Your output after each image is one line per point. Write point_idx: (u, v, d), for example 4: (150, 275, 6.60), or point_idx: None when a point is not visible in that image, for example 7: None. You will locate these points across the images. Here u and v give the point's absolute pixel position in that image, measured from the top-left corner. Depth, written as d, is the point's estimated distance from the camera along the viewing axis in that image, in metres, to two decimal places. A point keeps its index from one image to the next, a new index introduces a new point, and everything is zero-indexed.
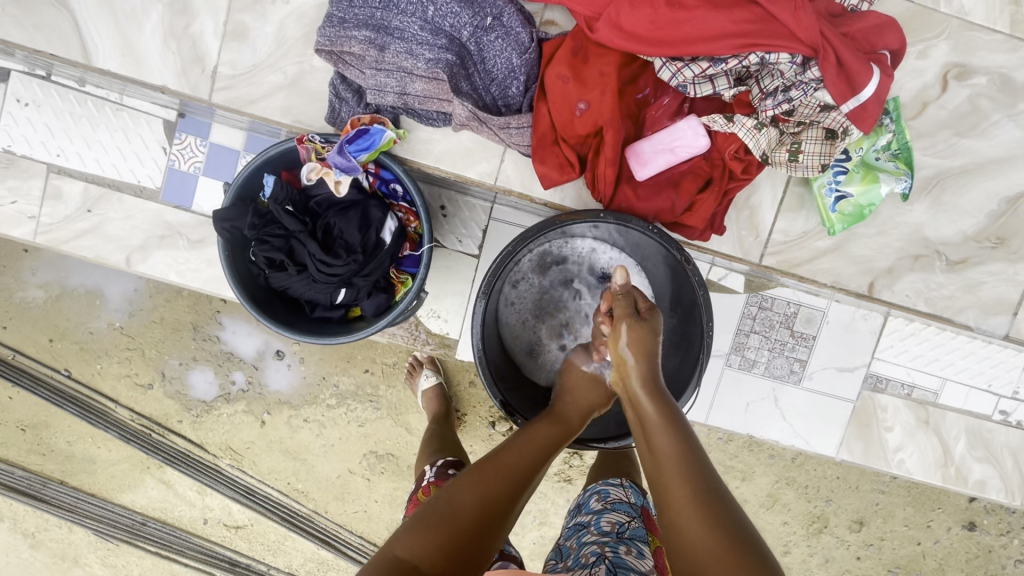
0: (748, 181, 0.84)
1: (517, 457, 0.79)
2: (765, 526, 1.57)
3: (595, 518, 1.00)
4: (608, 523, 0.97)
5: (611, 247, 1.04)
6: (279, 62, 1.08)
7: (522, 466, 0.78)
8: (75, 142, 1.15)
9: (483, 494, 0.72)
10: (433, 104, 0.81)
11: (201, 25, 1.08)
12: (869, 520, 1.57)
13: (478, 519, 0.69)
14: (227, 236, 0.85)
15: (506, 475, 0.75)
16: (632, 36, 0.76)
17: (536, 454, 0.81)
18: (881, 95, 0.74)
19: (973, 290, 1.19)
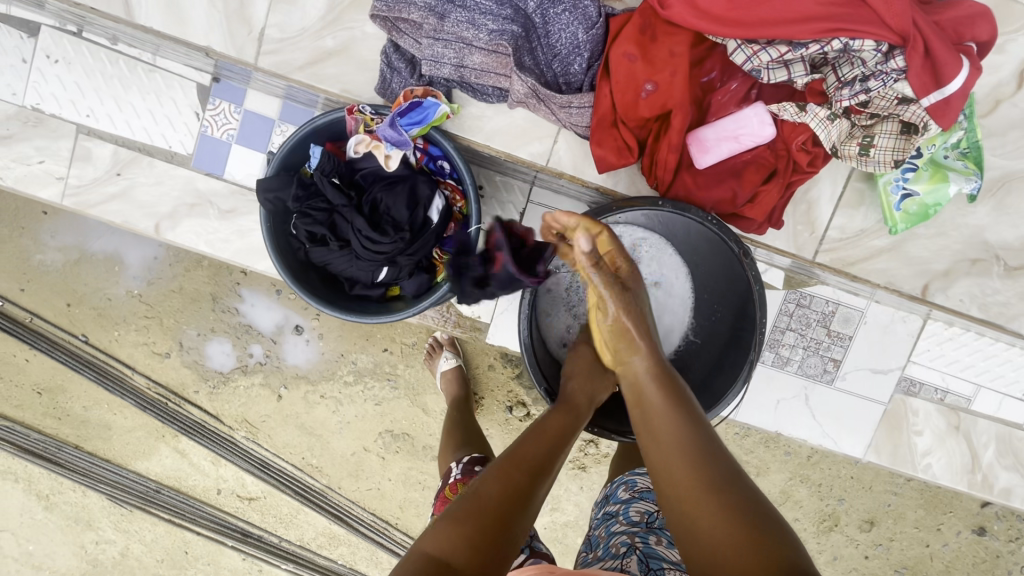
0: (812, 176, 0.81)
1: (535, 447, 0.77)
2: None
3: (624, 509, 0.97)
4: (637, 513, 0.94)
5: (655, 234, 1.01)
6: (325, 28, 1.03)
7: (542, 455, 0.76)
8: (106, 103, 1.11)
9: (506, 487, 0.70)
10: (490, 79, 0.78)
11: None
12: (880, 519, 1.58)
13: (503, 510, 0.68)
14: (270, 206, 0.82)
15: (530, 471, 0.73)
16: (706, 14, 0.72)
17: (555, 443, 0.79)
18: (967, 90, 0.70)
19: None
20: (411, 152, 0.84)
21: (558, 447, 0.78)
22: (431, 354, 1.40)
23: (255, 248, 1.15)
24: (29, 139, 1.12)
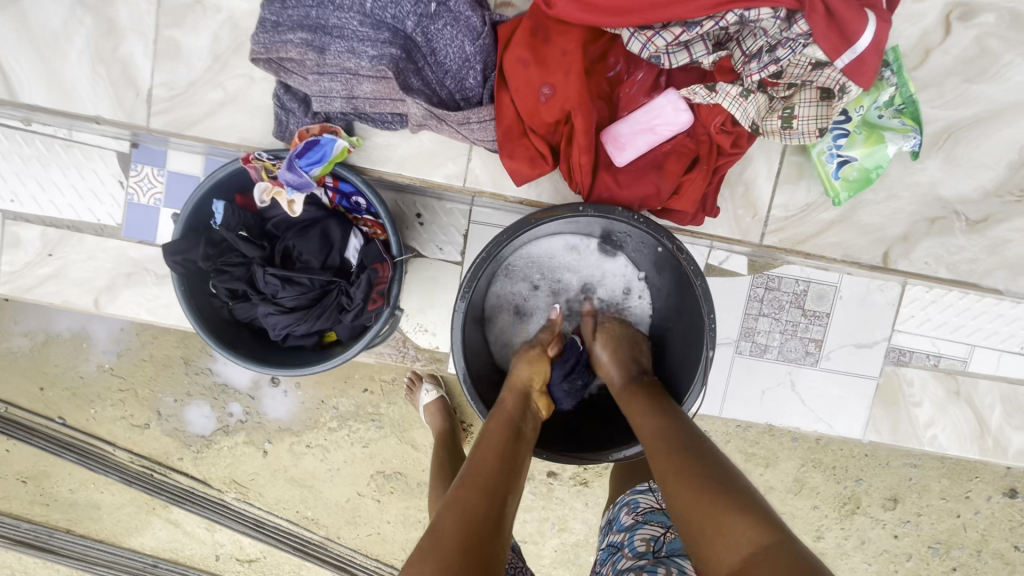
0: (737, 157, 0.77)
1: (490, 458, 0.70)
2: (793, 512, 1.49)
3: (627, 538, 0.76)
4: (641, 541, 0.74)
5: (608, 247, 0.94)
6: (212, 77, 1.03)
7: (500, 465, 0.70)
8: (29, 185, 1.08)
9: (469, 503, 0.64)
10: (386, 106, 0.75)
11: (119, 44, 1.01)
12: (903, 496, 1.49)
13: (470, 530, 0.61)
14: (182, 271, 0.78)
15: (488, 488, 0.66)
16: (596, 8, 0.68)
17: (508, 452, 0.72)
18: (881, 43, 0.66)
19: (998, 250, 1.11)
20: (323, 192, 0.81)
21: (513, 450, 0.73)
22: (409, 389, 1.15)
23: None
24: None
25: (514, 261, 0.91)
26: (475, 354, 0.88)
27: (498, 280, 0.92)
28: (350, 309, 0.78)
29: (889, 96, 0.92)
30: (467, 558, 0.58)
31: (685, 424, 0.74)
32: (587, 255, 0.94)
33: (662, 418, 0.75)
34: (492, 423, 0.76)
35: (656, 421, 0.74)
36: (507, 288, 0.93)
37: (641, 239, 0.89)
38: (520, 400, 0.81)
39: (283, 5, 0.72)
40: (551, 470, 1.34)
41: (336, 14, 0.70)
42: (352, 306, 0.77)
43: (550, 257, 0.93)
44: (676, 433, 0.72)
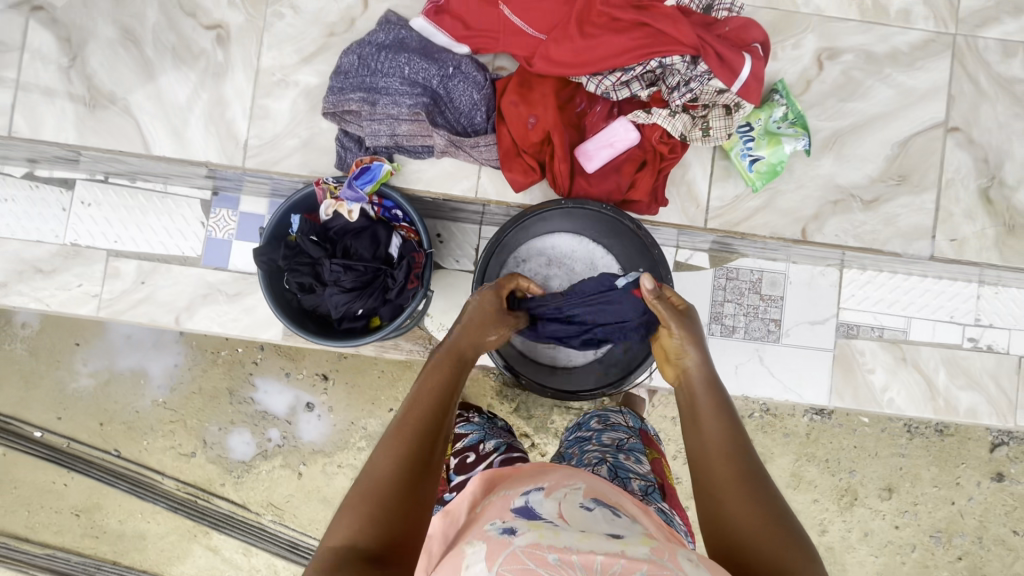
0: (676, 160, 1.04)
1: (423, 406, 0.72)
2: None
3: (596, 435, 1.00)
4: (608, 439, 0.98)
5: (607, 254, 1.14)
6: None
7: (431, 410, 0.72)
8: (130, 229, 1.37)
9: (402, 453, 0.67)
10: (419, 140, 1.03)
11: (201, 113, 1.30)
12: (898, 486, 1.80)
13: (401, 474, 0.65)
14: (266, 267, 1.04)
15: (421, 436, 0.69)
16: (561, 63, 0.98)
17: (440, 394, 0.74)
18: (758, 74, 0.94)
19: None
20: (370, 207, 1.07)
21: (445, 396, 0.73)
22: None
23: (260, 320, 1.36)
24: (69, 269, 1.36)
25: (524, 248, 1.12)
26: None
27: (507, 261, 1.13)
28: (393, 289, 1.03)
29: None
30: (396, 503, 0.63)
31: (749, 441, 0.72)
32: (588, 258, 1.15)
33: (727, 429, 0.72)
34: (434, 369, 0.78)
35: (723, 434, 0.72)
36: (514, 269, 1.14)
37: (627, 250, 1.11)
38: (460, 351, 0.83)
39: (345, 76, 1.02)
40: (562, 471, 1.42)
41: (383, 79, 1.01)
42: (396, 283, 1.02)
43: (556, 253, 1.15)
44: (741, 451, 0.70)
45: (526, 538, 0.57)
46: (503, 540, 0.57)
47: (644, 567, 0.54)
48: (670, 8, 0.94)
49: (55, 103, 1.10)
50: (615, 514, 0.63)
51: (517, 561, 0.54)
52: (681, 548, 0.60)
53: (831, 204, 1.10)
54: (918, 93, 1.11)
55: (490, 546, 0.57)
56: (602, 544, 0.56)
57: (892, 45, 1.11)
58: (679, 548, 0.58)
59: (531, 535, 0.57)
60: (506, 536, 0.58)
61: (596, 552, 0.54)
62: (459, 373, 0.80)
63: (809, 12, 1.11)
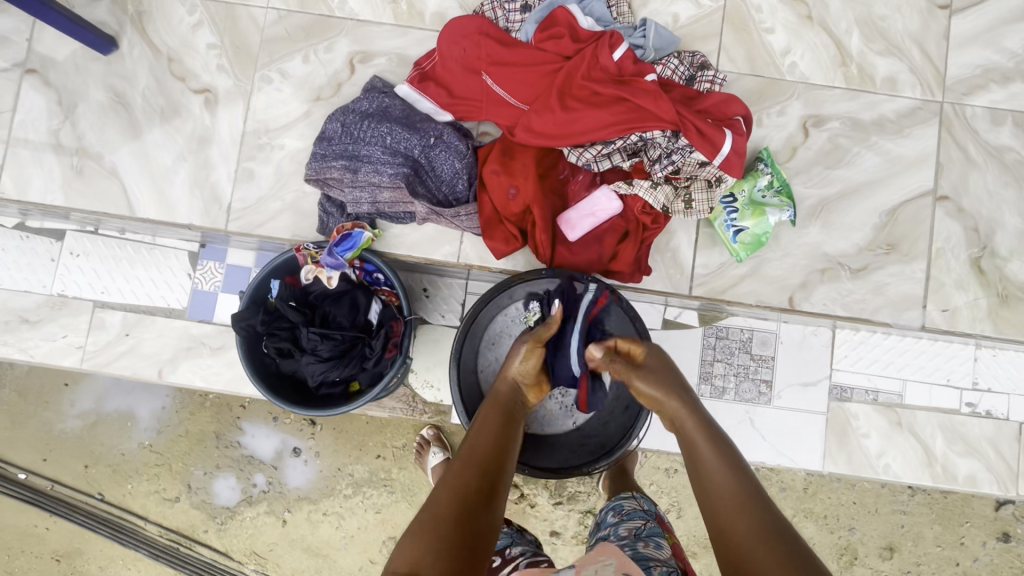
0: (659, 230, 1.03)
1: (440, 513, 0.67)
2: None
3: (614, 529, 0.98)
4: (625, 529, 0.96)
5: None
6: None
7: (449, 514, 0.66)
8: (117, 279, 1.36)
9: None
10: (400, 206, 1.03)
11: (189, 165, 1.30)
12: (898, 544, 1.68)
13: None
14: (245, 334, 1.03)
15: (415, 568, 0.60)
16: (543, 135, 0.97)
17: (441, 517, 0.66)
18: (739, 149, 0.94)
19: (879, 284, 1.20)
20: (352, 271, 1.06)
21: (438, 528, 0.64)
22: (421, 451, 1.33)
23: (243, 374, 1.35)
24: (54, 320, 1.36)
25: (513, 306, 1.10)
26: (467, 383, 1.09)
27: (496, 316, 1.12)
28: (371, 357, 1.02)
29: (767, 181, 1.04)
30: None
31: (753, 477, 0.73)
32: None
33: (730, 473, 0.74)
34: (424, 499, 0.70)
35: (723, 472, 0.74)
36: (501, 324, 1.12)
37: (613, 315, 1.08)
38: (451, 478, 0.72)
39: (329, 142, 1.02)
40: (553, 528, 1.35)
41: (366, 147, 1.01)
42: (373, 354, 1.01)
43: None
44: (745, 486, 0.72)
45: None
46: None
47: None
48: (650, 83, 0.94)
49: (44, 164, 1.11)
50: None
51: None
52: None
53: (819, 273, 1.09)
54: (906, 161, 1.10)
55: None
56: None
57: (878, 112, 1.11)
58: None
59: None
60: None
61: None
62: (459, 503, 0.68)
63: (795, 80, 1.11)
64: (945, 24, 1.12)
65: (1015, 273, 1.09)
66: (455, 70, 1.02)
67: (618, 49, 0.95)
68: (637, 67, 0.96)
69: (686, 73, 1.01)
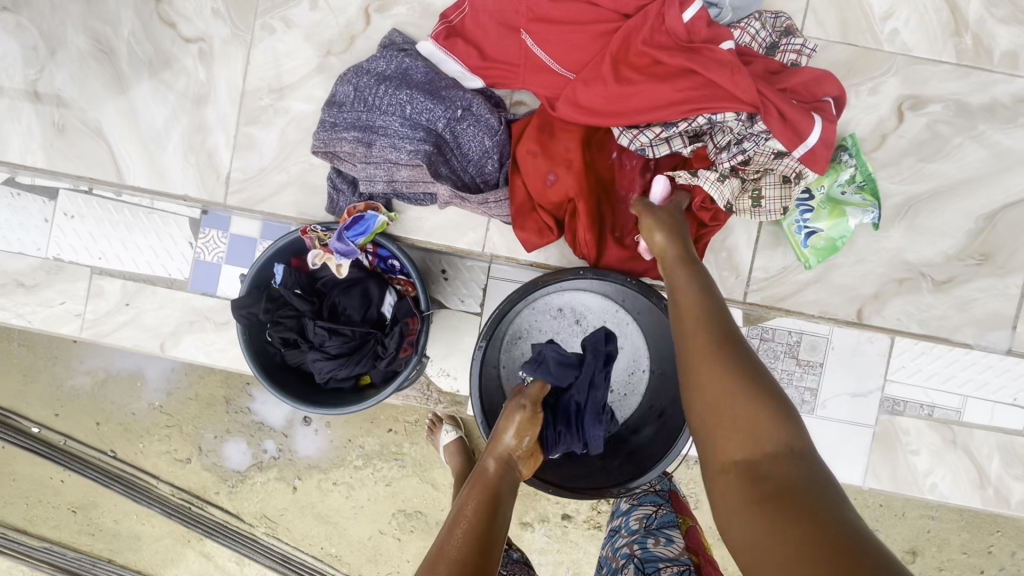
0: (717, 228, 0.88)
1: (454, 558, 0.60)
2: None
3: (625, 521, 0.92)
4: (636, 520, 0.90)
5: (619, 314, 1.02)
6: None
7: (467, 553, 0.61)
8: (114, 245, 1.27)
9: None
10: (420, 187, 0.90)
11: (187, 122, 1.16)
12: (923, 550, 1.65)
13: None
14: (246, 322, 0.92)
15: None
16: (590, 111, 0.82)
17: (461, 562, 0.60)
18: (827, 139, 0.78)
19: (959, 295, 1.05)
20: (365, 257, 0.95)
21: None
22: (432, 430, 1.26)
23: None
24: (51, 285, 1.28)
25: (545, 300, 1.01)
26: (488, 387, 0.99)
27: (524, 311, 1.02)
28: (384, 357, 0.91)
29: (849, 176, 0.89)
30: None
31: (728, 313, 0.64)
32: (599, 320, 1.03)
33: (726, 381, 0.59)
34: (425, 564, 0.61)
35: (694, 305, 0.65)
36: (530, 319, 1.02)
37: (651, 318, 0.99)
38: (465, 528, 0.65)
39: (340, 110, 0.88)
40: (565, 512, 1.25)
41: (382, 117, 0.87)
42: (386, 353, 0.90)
43: (567, 309, 1.03)
44: (719, 320, 0.63)
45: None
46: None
47: None
48: (727, 53, 0.77)
49: (23, 119, 0.99)
50: None
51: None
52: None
53: (896, 283, 0.95)
54: (1017, 156, 0.93)
55: None
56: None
57: (991, 95, 0.93)
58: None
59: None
60: None
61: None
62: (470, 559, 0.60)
63: (894, 52, 0.92)
64: None
65: None
66: (490, 25, 0.86)
67: (690, 7, 0.77)
68: (711, 31, 0.79)
69: (768, 40, 0.84)
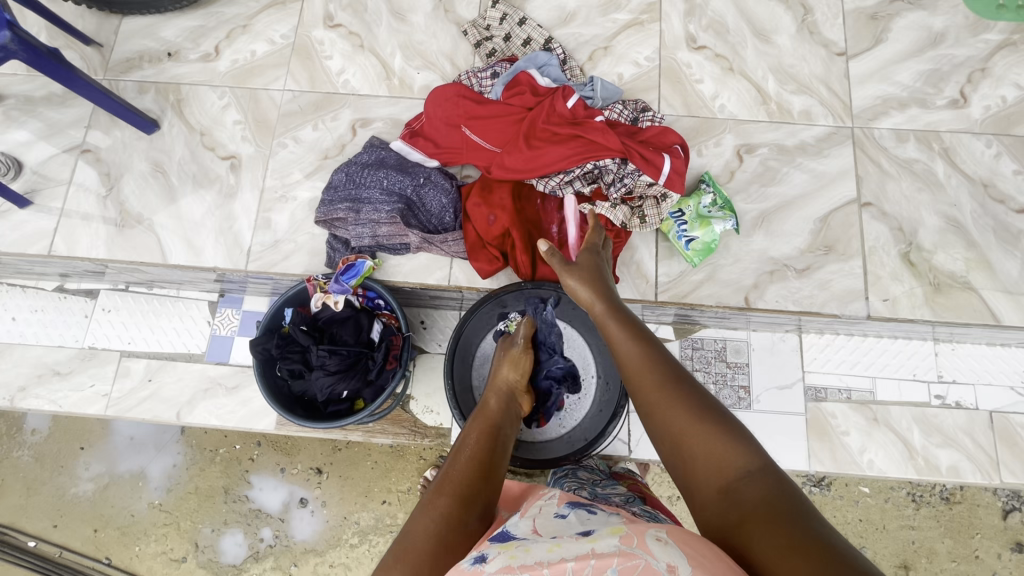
0: (622, 244, 1.19)
1: (462, 480, 0.76)
2: None
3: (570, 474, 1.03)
4: (584, 475, 1.02)
5: None
6: None
7: (470, 476, 0.76)
8: (142, 331, 1.50)
9: (419, 534, 0.67)
10: (397, 238, 1.20)
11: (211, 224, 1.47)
12: (915, 563, 1.53)
13: (437, 540, 0.67)
14: (261, 357, 1.14)
15: (452, 517, 0.70)
16: (515, 171, 1.16)
17: (472, 475, 0.77)
18: (678, 169, 1.13)
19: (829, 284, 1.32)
20: (355, 298, 1.19)
21: (462, 497, 0.73)
22: None
23: (255, 411, 1.44)
24: (84, 370, 1.48)
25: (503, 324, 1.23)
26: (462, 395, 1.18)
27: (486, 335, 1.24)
28: (374, 369, 1.15)
29: (710, 198, 1.21)
30: (432, 558, 0.65)
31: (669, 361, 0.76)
32: None
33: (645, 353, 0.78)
34: (437, 488, 0.74)
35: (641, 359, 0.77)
36: None
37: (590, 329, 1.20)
38: (478, 451, 0.81)
39: (335, 190, 1.21)
40: None
41: (366, 191, 1.20)
42: (377, 364, 1.14)
43: None
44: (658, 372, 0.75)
45: (496, 563, 0.57)
46: (473, 571, 0.57)
47: (614, 562, 0.53)
48: (599, 122, 1.14)
49: (93, 225, 1.30)
50: (587, 515, 0.68)
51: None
52: (654, 528, 0.59)
53: (768, 274, 1.23)
54: (830, 176, 1.28)
55: None
56: (572, 549, 0.57)
57: (800, 138, 1.31)
58: (647, 529, 0.58)
59: (501, 559, 0.57)
60: (476, 567, 0.58)
61: (566, 558, 0.55)
62: (476, 481, 0.76)
63: (725, 118, 1.32)
64: (844, 66, 1.35)
65: (942, 264, 1.23)
66: (439, 125, 1.23)
67: (570, 99, 1.17)
68: (587, 112, 1.17)
69: (630, 116, 1.22)
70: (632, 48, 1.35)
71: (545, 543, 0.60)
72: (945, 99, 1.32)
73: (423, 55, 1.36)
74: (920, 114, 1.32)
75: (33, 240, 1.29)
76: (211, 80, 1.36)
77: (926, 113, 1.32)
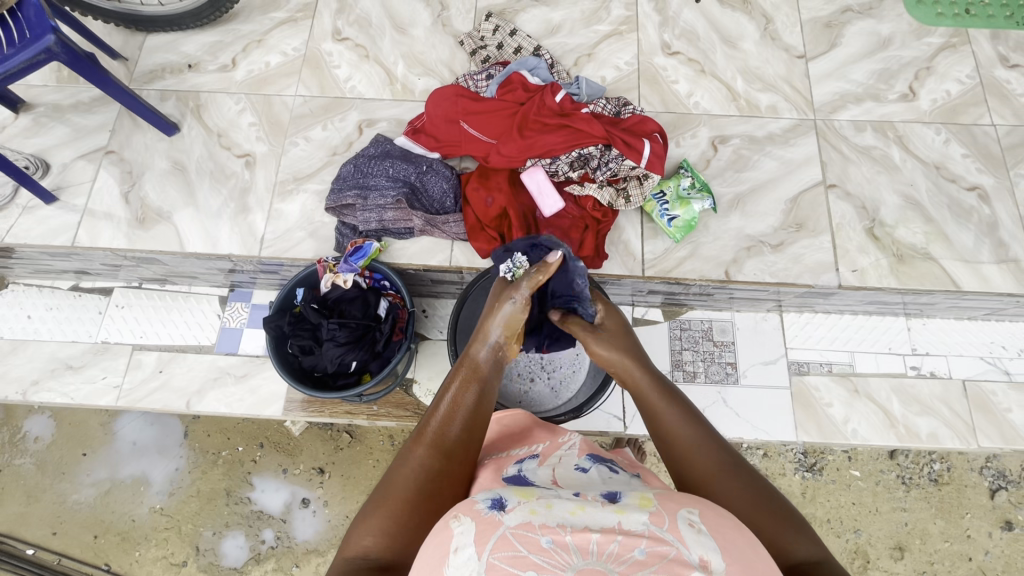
0: (609, 223, 1.30)
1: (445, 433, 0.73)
2: None
3: None
4: None
5: None
6: None
7: (454, 430, 0.74)
8: (154, 325, 1.56)
9: (397, 490, 0.67)
10: (401, 221, 1.30)
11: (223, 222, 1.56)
12: (908, 544, 1.57)
13: (420, 489, 0.67)
14: (273, 333, 1.20)
15: (430, 475, 0.69)
16: (510, 158, 1.27)
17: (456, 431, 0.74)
18: (658, 152, 1.24)
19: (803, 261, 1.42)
20: (361, 279, 1.27)
21: (443, 455, 0.70)
22: None
23: (263, 399, 1.49)
24: (96, 363, 1.53)
25: None
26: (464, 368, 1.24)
27: None
28: (382, 340, 1.23)
29: (689, 181, 1.32)
30: (411, 513, 0.65)
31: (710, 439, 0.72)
32: None
33: (688, 420, 0.74)
34: (419, 439, 0.72)
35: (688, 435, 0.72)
36: None
37: None
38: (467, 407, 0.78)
39: (343, 179, 1.31)
40: None
41: (372, 179, 1.30)
42: (384, 334, 1.22)
43: None
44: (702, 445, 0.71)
45: (517, 516, 0.53)
46: (491, 519, 0.53)
47: (643, 542, 0.50)
48: (585, 113, 1.26)
49: (115, 219, 1.38)
50: (608, 474, 0.72)
51: (505, 545, 0.50)
52: (683, 506, 0.56)
53: (745, 250, 1.33)
54: (797, 162, 1.41)
55: (478, 526, 0.53)
56: (597, 517, 0.53)
57: (768, 130, 1.44)
58: (680, 509, 0.55)
59: (522, 513, 0.53)
60: (494, 514, 0.54)
61: (590, 528, 0.52)
62: (459, 438, 0.73)
63: (699, 113, 1.45)
64: (804, 67, 1.50)
65: (904, 238, 1.34)
66: (439, 122, 1.34)
67: (558, 94, 1.29)
68: (574, 105, 1.30)
69: (613, 109, 1.34)
70: (613, 54, 1.50)
71: (567, 500, 0.56)
72: (896, 94, 1.47)
73: (423, 63, 1.49)
74: (874, 107, 1.46)
75: (58, 233, 1.37)
76: (228, 88, 1.48)
77: (879, 106, 1.46)
